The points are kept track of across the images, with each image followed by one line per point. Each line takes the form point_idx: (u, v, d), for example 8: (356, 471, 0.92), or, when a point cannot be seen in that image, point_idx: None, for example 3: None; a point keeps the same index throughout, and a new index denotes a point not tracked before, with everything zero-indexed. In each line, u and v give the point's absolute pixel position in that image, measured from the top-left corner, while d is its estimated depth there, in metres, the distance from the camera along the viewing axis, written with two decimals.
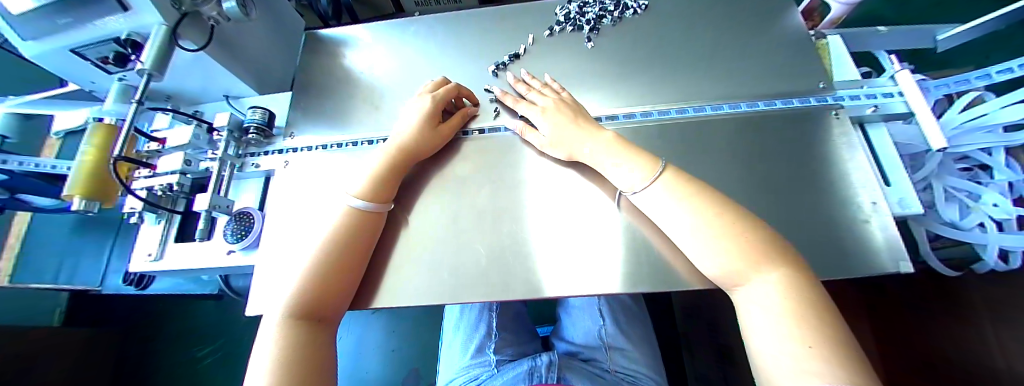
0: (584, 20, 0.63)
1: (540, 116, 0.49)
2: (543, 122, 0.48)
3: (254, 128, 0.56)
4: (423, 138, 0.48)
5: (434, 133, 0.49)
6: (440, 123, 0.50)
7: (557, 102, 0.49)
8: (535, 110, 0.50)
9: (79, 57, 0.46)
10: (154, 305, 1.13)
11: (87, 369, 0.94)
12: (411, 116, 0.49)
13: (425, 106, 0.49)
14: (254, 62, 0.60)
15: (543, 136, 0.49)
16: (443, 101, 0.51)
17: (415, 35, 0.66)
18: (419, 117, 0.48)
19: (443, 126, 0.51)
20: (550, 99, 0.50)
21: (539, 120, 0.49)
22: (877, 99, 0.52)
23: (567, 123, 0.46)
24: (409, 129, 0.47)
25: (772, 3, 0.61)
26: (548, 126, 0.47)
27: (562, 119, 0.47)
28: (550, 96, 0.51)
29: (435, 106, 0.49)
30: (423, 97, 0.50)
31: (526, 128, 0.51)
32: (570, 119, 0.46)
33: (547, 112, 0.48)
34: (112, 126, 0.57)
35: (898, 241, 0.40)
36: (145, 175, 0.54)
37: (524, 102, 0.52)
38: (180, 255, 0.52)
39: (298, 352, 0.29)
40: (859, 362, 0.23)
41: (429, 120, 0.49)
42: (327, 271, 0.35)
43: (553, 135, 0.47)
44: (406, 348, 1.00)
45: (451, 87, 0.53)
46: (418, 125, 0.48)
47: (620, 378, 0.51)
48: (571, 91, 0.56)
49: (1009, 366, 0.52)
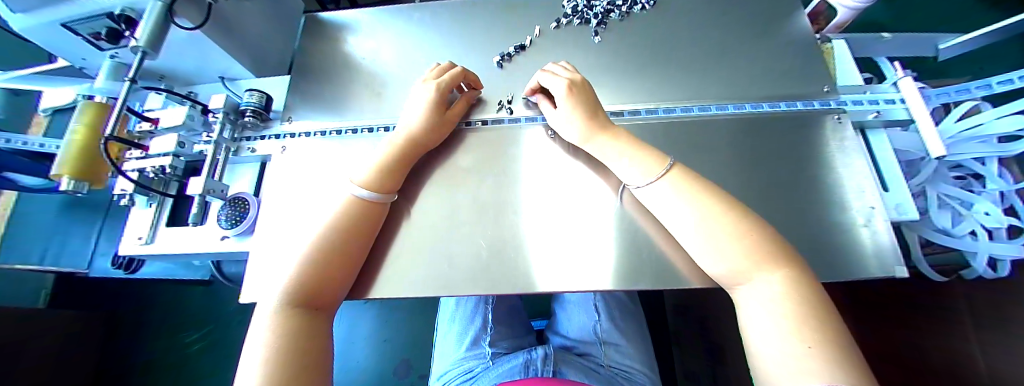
0: (591, 14, 0.63)
1: (562, 90, 0.45)
2: (563, 98, 0.45)
3: (251, 111, 0.55)
4: (430, 129, 0.47)
5: (441, 123, 0.48)
6: (445, 111, 0.49)
7: (582, 82, 0.46)
8: (559, 82, 0.46)
9: (69, 32, 0.44)
10: (142, 290, 1.11)
11: (73, 352, 0.93)
12: (416, 108, 0.47)
13: (430, 96, 0.48)
14: (252, 44, 0.58)
15: (557, 115, 0.47)
16: (448, 90, 0.49)
17: (418, 23, 0.65)
18: (425, 107, 0.47)
19: (449, 114, 0.50)
20: (573, 75, 0.47)
21: (560, 94, 0.45)
22: (879, 105, 0.53)
23: (589, 105, 0.45)
24: (415, 120, 0.46)
25: (779, 4, 0.61)
26: (569, 104, 0.45)
27: (584, 100, 0.45)
28: (573, 72, 0.48)
29: (440, 96, 0.48)
30: (428, 85, 0.49)
31: (543, 99, 0.51)
32: (591, 101, 0.45)
33: (571, 88, 0.45)
34: (103, 105, 0.55)
35: (891, 248, 0.40)
36: (138, 155, 0.52)
37: (548, 72, 0.48)
38: (172, 239, 0.51)
39: (296, 338, 0.29)
40: (858, 364, 0.23)
41: (436, 112, 0.47)
42: (326, 259, 0.35)
43: (572, 115, 0.45)
44: (398, 340, 1.00)
45: (456, 73, 0.51)
46: (426, 114, 0.47)
47: (614, 374, 0.51)
48: (589, 80, 0.56)
49: (990, 371, 0.52)
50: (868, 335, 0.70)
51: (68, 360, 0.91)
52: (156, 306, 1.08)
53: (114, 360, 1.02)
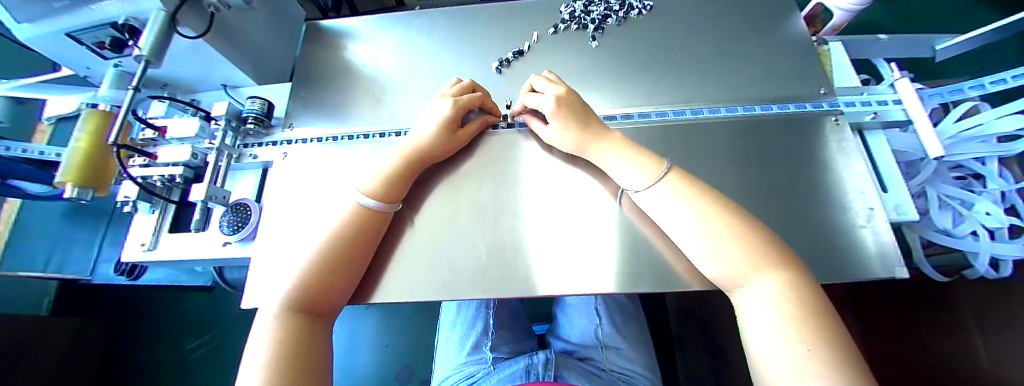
0: (589, 19, 0.63)
1: (550, 109, 0.45)
2: (553, 116, 0.45)
3: (252, 118, 0.55)
4: (439, 145, 0.47)
5: (450, 141, 0.48)
6: (457, 129, 0.49)
7: (569, 95, 0.46)
8: (545, 100, 0.46)
9: (74, 41, 0.45)
10: (143, 297, 1.10)
11: (75, 361, 0.92)
12: (429, 121, 0.47)
13: (446, 112, 0.47)
14: (254, 51, 0.59)
15: (549, 131, 0.48)
16: (464, 108, 0.49)
17: (417, 29, 0.66)
18: (439, 122, 0.46)
19: (461, 132, 0.49)
20: (560, 88, 0.46)
21: (548, 113, 0.45)
22: (876, 107, 0.53)
23: (580, 120, 0.44)
24: (424, 134, 0.46)
25: (774, 7, 0.61)
26: (558, 122, 0.45)
27: (575, 115, 0.44)
28: (557, 85, 0.47)
29: (455, 114, 0.47)
30: (445, 100, 0.48)
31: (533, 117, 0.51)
32: (582, 115, 0.44)
33: (559, 105, 0.45)
34: (107, 113, 0.55)
35: (890, 249, 0.40)
36: (140, 163, 0.52)
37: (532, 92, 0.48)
38: (174, 245, 0.51)
39: (296, 345, 0.29)
40: (858, 366, 0.23)
41: (447, 129, 0.47)
42: (327, 264, 0.35)
43: (564, 131, 0.45)
44: (399, 345, 1.00)
45: (476, 96, 0.50)
46: (438, 129, 0.46)
47: (616, 378, 0.51)
48: (587, 85, 0.57)
49: (992, 365, 0.52)
50: (874, 336, 0.69)
51: (70, 368, 0.91)
52: (155, 312, 1.08)
53: (116, 367, 1.02)
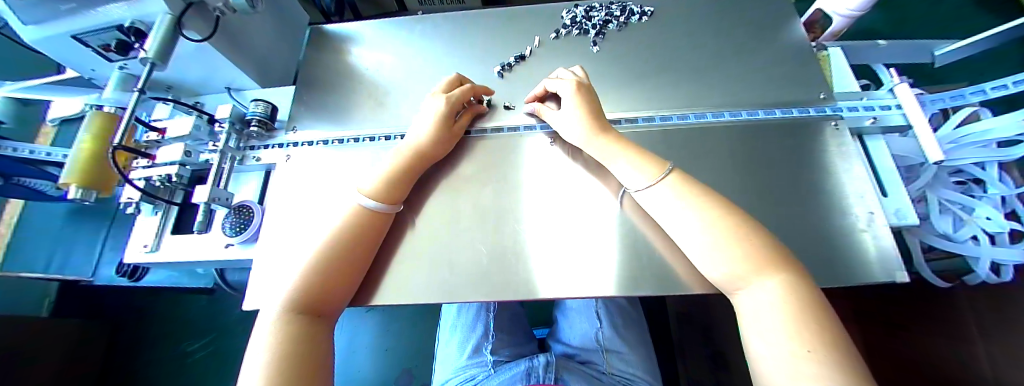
0: (589, 24, 0.64)
1: (571, 91, 0.47)
2: (574, 96, 0.47)
3: (256, 121, 0.56)
4: (436, 141, 0.47)
5: (449, 135, 0.49)
6: (453, 124, 0.50)
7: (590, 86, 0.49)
8: (566, 84, 0.48)
9: (79, 44, 0.46)
10: (142, 298, 1.10)
11: (73, 361, 0.92)
12: (424, 122, 0.48)
13: (441, 107, 0.49)
14: (258, 55, 0.59)
15: (563, 114, 0.48)
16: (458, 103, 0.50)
17: (420, 34, 0.66)
18: (434, 120, 0.48)
19: (457, 126, 0.51)
20: (582, 79, 0.49)
21: (568, 94, 0.47)
22: (875, 111, 0.53)
23: (595, 109, 0.46)
24: (422, 135, 0.47)
25: (773, 13, 0.62)
26: (576, 103, 0.46)
27: (591, 102, 0.46)
28: (580, 76, 0.50)
29: (449, 109, 0.49)
30: (438, 98, 0.50)
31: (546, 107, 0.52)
32: (597, 106, 0.46)
33: (579, 88, 0.47)
34: (111, 115, 0.56)
35: (891, 254, 0.40)
36: (144, 164, 0.53)
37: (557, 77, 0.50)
38: (177, 247, 0.51)
39: (298, 346, 0.29)
40: (858, 368, 0.23)
41: (443, 123, 0.48)
42: (329, 266, 0.35)
43: (578, 113, 0.45)
44: (399, 349, 0.99)
45: (467, 88, 0.52)
46: (434, 125, 0.47)
47: (616, 381, 0.51)
48: None
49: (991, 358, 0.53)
50: (876, 350, 0.67)
51: (69, 366, 0.91)
52: (155, 313, 1.08)
53: (115, 368, 1.01)
